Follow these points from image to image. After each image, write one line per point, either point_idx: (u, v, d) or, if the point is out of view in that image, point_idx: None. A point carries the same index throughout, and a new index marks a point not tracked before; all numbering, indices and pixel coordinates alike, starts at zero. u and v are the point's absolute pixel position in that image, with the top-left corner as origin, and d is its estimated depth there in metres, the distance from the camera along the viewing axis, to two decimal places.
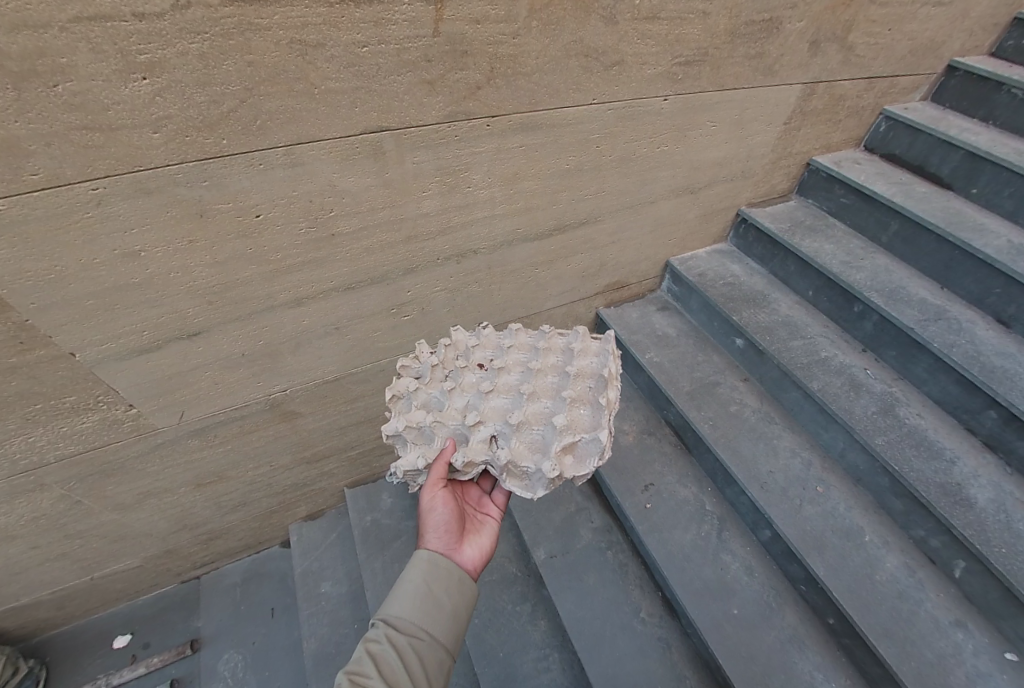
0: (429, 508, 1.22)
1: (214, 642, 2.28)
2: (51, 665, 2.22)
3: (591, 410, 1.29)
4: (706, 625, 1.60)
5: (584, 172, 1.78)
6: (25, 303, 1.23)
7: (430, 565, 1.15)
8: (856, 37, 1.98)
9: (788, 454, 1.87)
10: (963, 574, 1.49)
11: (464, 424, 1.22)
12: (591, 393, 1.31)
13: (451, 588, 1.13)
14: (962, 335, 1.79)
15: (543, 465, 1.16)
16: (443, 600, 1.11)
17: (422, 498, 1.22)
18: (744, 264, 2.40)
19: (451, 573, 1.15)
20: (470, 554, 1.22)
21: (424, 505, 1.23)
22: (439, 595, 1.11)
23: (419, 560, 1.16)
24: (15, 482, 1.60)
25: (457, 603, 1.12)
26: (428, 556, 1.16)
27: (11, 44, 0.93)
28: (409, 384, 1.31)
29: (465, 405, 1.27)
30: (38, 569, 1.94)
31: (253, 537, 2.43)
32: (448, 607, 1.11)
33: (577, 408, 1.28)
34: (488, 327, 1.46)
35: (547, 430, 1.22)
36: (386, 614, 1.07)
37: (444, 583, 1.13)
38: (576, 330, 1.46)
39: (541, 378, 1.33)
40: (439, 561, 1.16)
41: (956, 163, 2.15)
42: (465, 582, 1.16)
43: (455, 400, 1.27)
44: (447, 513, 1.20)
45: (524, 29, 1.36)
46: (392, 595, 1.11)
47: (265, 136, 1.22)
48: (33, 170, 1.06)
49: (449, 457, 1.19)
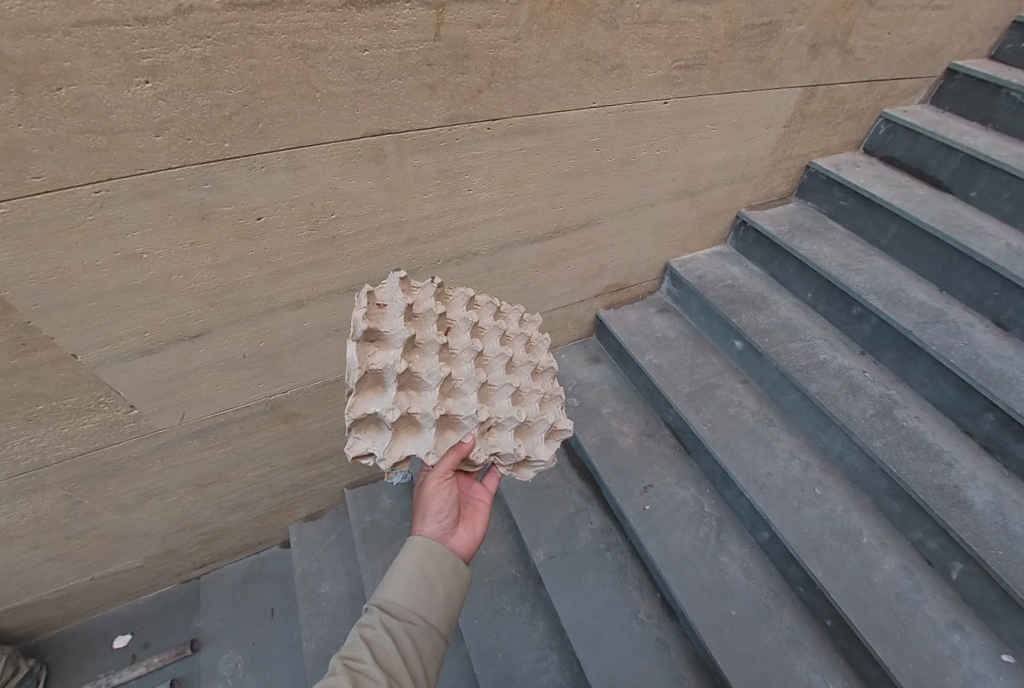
0: (428, 493, 1.21)
1: (214, 642, 2.29)
2: (51, 664, 2.22)
3: (556, 400, 1.42)
4: (704, 626, 1.61)
5: (584, 175, 1.79)
6: (27, 305, 1.23)
7: (426, 551, 1.15)
8: (856, 40, 1.99)
9: (787, 456, 1.87)
10: (960, 576, 1.50)
11: (474, 418, 1.17)
12: (551, 384, 1.42)
13: (445, 574, 1.13)
14: (960, 338, 1.80)
15: (544, 455, 1.34)
16: (438, 586, 1.11)
17: (426, 483, 1.21)
18: (743, 267, 2.41)
19: (446, 559, 1.15)
20: (465, 539, 1.23)
21: (422, 491, 1.22)
22: (434, 581, 1.11)
23: (414, 545, 1.15)
24: (16, 483, 1.60)
25: (452, 589, 1.13)
26: (424, 542, 1.16)
27: (16, 49, 0.94)
28: (391, 361, 1.05)
29: (455, 391, 1.17)
30: (38, 569, 1.95)
31: (253, 537, 2.44)
32: (443, 593, 1.11)
33: (548, 398, 1.40)
34: (441, 277, 1.21)
35: (538, 423, 1.33)
36: (381, 600, 1.07)
37: (440, 569, 1.13)
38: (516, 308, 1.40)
39: (513, 366, 1.31)
40: (435, 548, 1.15)
41: (955, 166, 2.15)
42: (460, 568, 1.17)
43: (448, 386, 1.15)
44: (449, 499, 1.21)
45: (525, 33, 1.36)
46: (387, 580, 1.10)
47: (267, 139, 1.23)
48: (36, 173, 1.07)
49: (466, 454, 1.17)
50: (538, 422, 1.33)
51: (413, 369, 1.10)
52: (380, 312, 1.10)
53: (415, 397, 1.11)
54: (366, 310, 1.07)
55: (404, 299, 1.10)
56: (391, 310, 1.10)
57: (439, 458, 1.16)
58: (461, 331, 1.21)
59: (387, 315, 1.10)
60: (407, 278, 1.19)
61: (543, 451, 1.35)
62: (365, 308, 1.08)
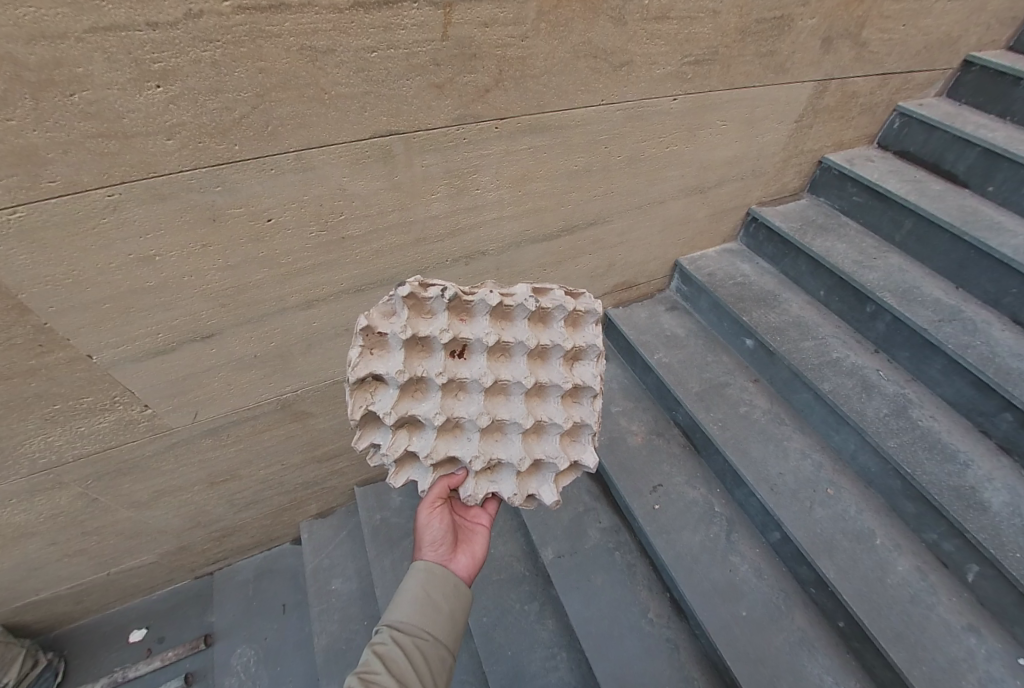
0: (421, 524, 1.27)
1: (227, 636, 2.32)
2: (69, 657, 2.27)
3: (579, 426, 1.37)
4: (714, 626, 1.60)
5: (593, 172, 1.78)
6: (43, 307, 1.25)
7: (429, 573, 1.19)
8: (869, 33, 1.95)
9: (799, 456, 1.85)
10: (977, 578, 1.48)
11: (469, 461, 1.27)
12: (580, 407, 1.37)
13: (448, 593, 1.18)
14: (977, 336, 1.77)
15: (546, 491, 1.35)
16: (442, 605, 1.16)
17: (420, 514, 1.28)
18: (754, 264, 2.39)
19: (448, 579, 1.19)
20: (464, 563, 1.25)
21: (415, 522, 1.28)
22: (438, 600, 1.16)
23: (416, 569, 1.21)
24: (34, 480, 1.64)
25: (455, 608, 1.17)
26: (425, 566, 1.21)
27: (30, 54, 0.95)
28: (386, 404, 1.16)
29: (459, 426, 1.28)
30: (57, 565, 1.99)
31: (265, 534, 2.46)
32: (447, 611, 1.16)
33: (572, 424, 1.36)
34: (454, 292, 1.11)
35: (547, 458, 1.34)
36: (390, 619, 1.12)
37: (443, 589, 1.18)
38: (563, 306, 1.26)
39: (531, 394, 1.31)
40: (435, 570, 1.20)
41: (972, 160, 2.11)
42: (462, 588, 1.21)
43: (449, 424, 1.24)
44: (443, 527, 1.25)
45: (533, 31, 1.35)
46: (394, 602, 1.15)
47: (277, 142, 1.24)
48: (51, 178, 1.08)
49: (455, 487, 1.29)
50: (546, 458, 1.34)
51: (410, 410, 1.20)
52: (380, 342, 1.14)
53: (416, 432, 1.26)
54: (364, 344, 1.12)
55: (400, 337, 1.10)
56: (391, 343, 1.13)
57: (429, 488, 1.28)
58: (473, 362, 1.23)
59: (387, 348, 1.14)
60: (415, 292, 1.11)
61: (548, 487, 1.36)
62: (363, 341, 1.12)
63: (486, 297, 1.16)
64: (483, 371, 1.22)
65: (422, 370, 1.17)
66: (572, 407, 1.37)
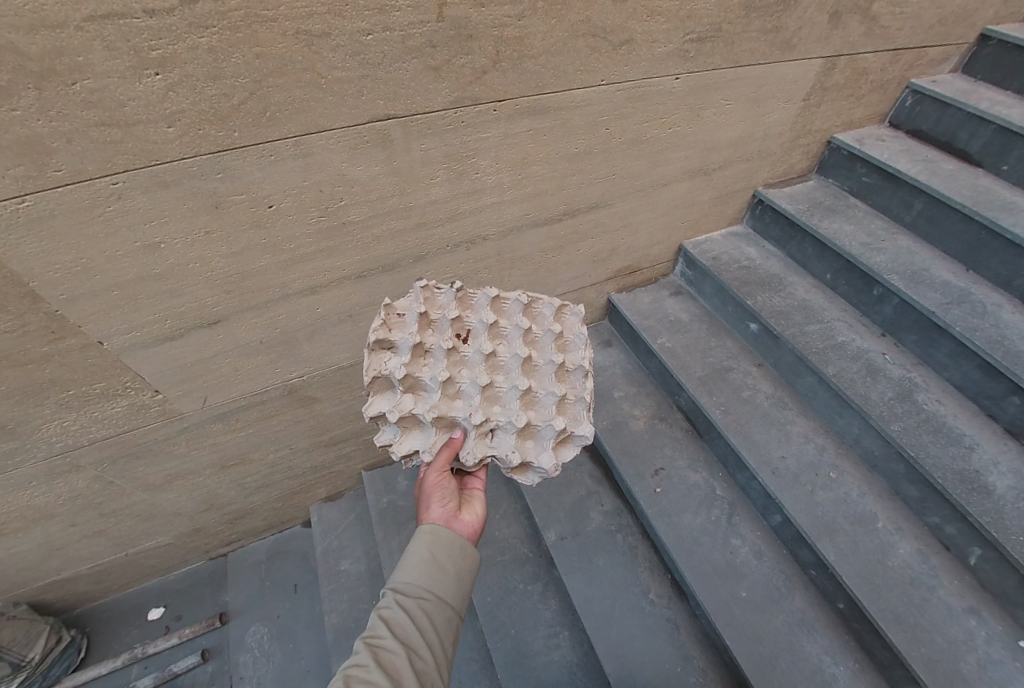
0: (429, 486, 1.28)
1: (241, 615, 2.40)
2: (91, 634, 2.37)
3: (574, 403, 1.45)
4: (714, 606, 1.62)
5: (594, 155, 1.77)
6: (54, 295, 1.29)
7: (434, 535, 1.18)
8: (880, 6, 1.90)
9: (801, 439, 1.85)
10: (978, 561, 1.48)
11: (469, 421, 1.32)
12: (575, 385, 1.46)
13: (455, 555, 1.17)
14: (986, 319, 1.74)
15: (545, 456, 1.39)
16: (448, 565, 1.15)
17: (426, 477, 1.29)
18: (760, 248, 2.36)
19: (454, 541, 1.18)
20: (469, 522, 1.26)
21: (424, 483, 1.29)
22: (444, 562, 1.15)
23: (422, 532, 1.19)
24: (52, 464, 1.70)
25: (462, 568, 1.16)
26: (431, 527, 1.19)
27: (31, 45, 0.97)
28: (394, 366, 1.27)
29: (460, 393, 1.35)
30: (77, 545, 2.06)
31: (276, 516, 2.52)
32: (453, 571, 1.15)
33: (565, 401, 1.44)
34: (460, 285, 1.37)
35: (545, 428, 1.40)
36: (395, 583, 1.11)
37: (449, 550, 1.16)
38: (550, 302, 1.47)
39: (527, 369, 1.41)
40: (442, 531, 1.19)
41: (987, 139, 2.06)
42: (468, 548, 1.20)
43: (452, 389, 1.33)
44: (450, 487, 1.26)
45: (530, 10, 1.34)
46: (400, 565, 1.14)
47: (275, 127, 1.24)
48: (57, 167, 1.11)
49: (457, 451, 1.31)
50: (543, 428, 1.39)
51: (417, 374, 1.30)
52: (398, 320, 1.32)
53: (420, 398, 1.32)
54: (382, 321, 1.31)
55: (416, 312, 1.30)
56: (407, 319, 1.32)
57: (433, 455, 1.31)
58: (477, 334, 1.38)
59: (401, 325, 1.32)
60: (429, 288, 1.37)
61: (546, 456, 1.40)
62: (383, 318, 1.31)
63: (487, 294, 1.39)
64: (484, 344, 1.36)
65: (429, 339, 1.32)
66: (568, 383, 1.46)
